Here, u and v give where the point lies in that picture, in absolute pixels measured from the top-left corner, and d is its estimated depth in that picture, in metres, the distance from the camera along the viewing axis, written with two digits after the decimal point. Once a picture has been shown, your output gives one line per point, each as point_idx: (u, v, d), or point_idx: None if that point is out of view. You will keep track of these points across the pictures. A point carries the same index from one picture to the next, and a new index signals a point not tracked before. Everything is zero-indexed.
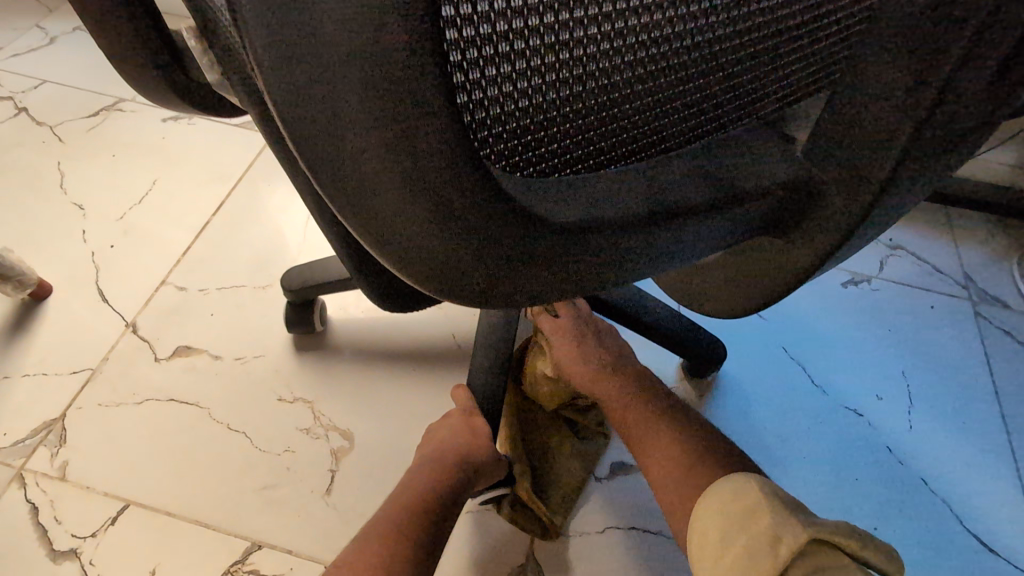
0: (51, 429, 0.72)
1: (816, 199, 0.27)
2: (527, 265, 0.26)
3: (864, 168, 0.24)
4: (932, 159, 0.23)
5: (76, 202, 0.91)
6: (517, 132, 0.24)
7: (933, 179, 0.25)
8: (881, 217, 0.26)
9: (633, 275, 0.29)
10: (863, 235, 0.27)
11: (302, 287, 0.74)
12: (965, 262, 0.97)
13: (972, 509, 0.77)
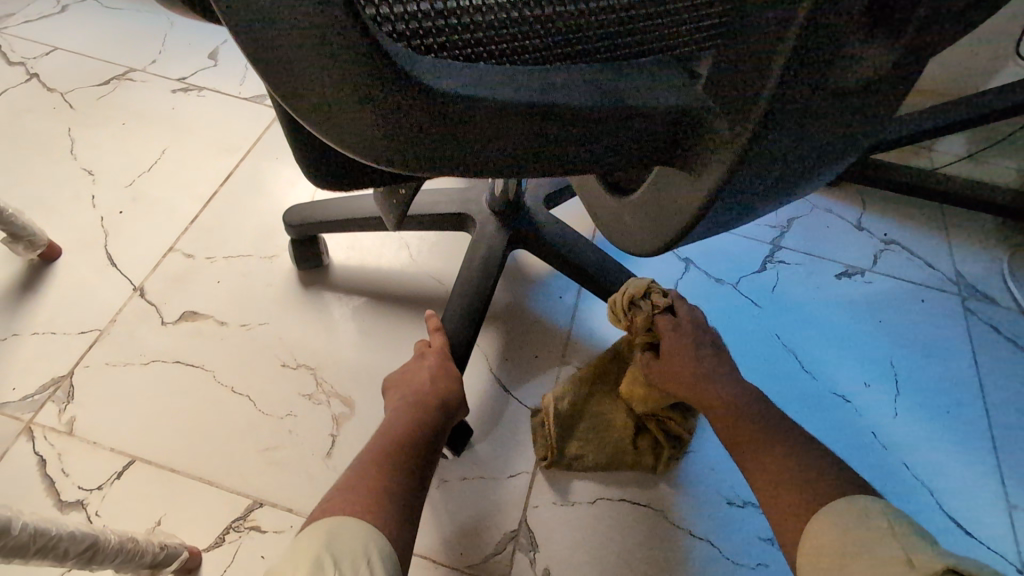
0: (60, 385, 0.74)
1: (700, 123, 0.30)
2: (414, 129, 0.30)
3: (739, 101, 0.26)
4: (801, 100, 0.25)
5: (86, 167, 0.92)
6: (417, 9, 0.28)
7: (830, 125, 0.27)
8: (767, 160, 0.28)
9: (522, 162, 0.33)
10: (749, 175, 0.29)
11: (301, 224, 0.78)
12: (958, 261, 1.00)
13: (955, 495, 0.79)
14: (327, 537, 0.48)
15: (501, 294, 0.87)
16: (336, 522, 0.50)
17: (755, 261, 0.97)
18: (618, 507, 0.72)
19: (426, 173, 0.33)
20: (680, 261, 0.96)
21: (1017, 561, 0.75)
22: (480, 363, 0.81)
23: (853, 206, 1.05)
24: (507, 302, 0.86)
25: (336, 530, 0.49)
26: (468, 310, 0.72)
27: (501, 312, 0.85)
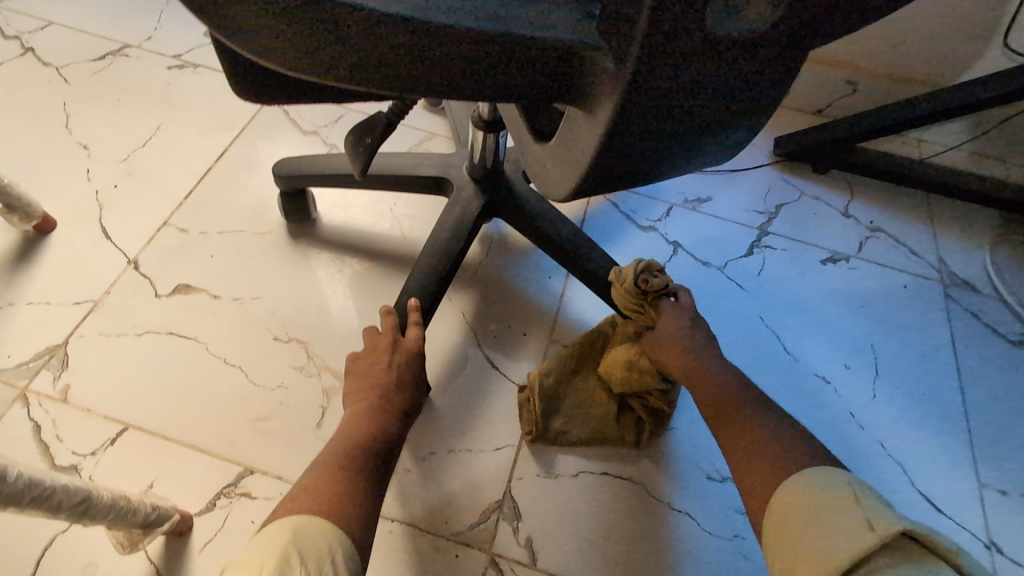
0: (54, 354, 0.75)
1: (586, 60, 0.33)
2: (337, 47, 0.32)
3: (619, 38, 0.30)
4: (668, 36, 0.29)
5: (81, 141, 0.93)
6: None
7: (698, 56, 0.31)
8: (645, 92, 0.32)
9: (436, 83, 0.35)
10: (634, 108, 0.33)
11: (291, 174, 0.80)
12: (941, 249, 1.01)
13: (928, 474, 0.82)
14: (292, 536, 0.47)
15: (473, 256, 0.89)
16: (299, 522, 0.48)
17: (742, 246, 0.99)
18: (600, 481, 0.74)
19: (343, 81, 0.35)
20: (668, 244, 0.97)
21: (986, 538, 0.77)
22: (445, 324, 0.83)
23: (841, 194, 1.07)
24: (478, 265, 0.88)
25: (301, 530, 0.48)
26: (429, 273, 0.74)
27: (472, 275, 0.87)
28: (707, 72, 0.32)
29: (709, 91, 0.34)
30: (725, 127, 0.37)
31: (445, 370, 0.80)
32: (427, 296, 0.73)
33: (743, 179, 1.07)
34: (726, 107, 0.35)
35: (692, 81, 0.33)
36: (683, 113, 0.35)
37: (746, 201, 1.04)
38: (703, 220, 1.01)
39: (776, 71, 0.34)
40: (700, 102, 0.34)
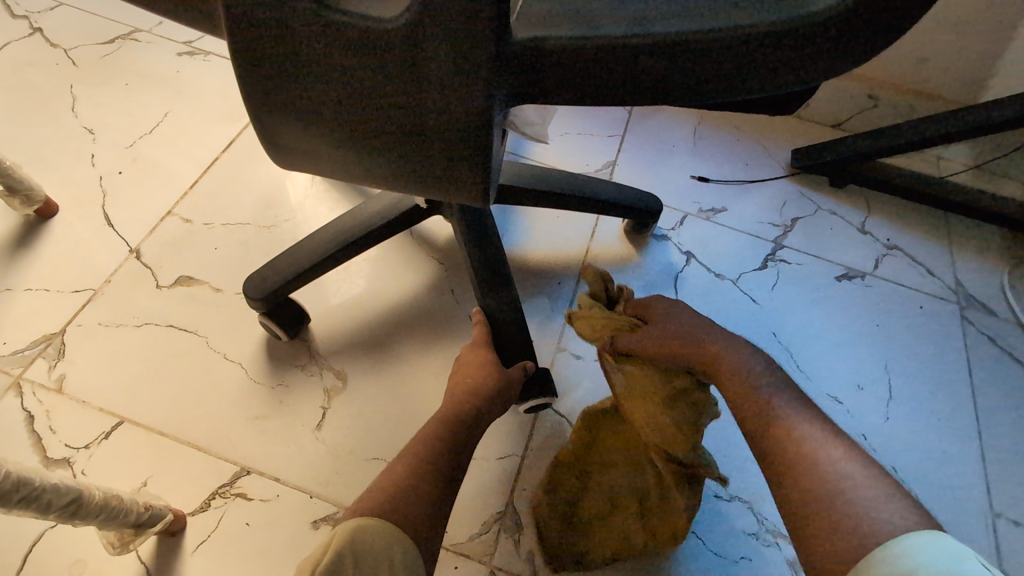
0: (51, 342, 0.73)
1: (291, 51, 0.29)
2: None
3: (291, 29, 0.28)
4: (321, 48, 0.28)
5: (86, 126, 0.91)
6: None
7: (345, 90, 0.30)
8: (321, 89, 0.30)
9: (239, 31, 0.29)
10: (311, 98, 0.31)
11: None
12: (959, 270, 0.99)
13: (939, 501, 0.80)
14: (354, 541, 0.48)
15: (421, 235, 0.86)
16: (361, 519, 0.49)
17: (756, 259, 0.97)
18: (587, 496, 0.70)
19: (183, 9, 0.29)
20: (681, 254, 0.95)
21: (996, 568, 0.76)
22: (361, 313, 0.80)
23: (858, 210, 1.05)
24: (431, 246, 0.85)
25: (360, 529, 0.48)
26: (338, 248, 0.72)
27: (422, 256, 0.85)
28: (357, 76, 0.29)
29: (378, 101, 0.30)
30: (439, 157, 0.33)
31: (358, 353, 0.77)
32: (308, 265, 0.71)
33: (759, 190, 1.05)
34: (416, 128, 0.32)
35: (349, 83, 0.30)
36: (371, 123, 0.32)
37: (763, 213, 1.02)
38: (717, 231, 0.99)
39: (465, 96, 0.30)
40: (378, 112, 0.31)
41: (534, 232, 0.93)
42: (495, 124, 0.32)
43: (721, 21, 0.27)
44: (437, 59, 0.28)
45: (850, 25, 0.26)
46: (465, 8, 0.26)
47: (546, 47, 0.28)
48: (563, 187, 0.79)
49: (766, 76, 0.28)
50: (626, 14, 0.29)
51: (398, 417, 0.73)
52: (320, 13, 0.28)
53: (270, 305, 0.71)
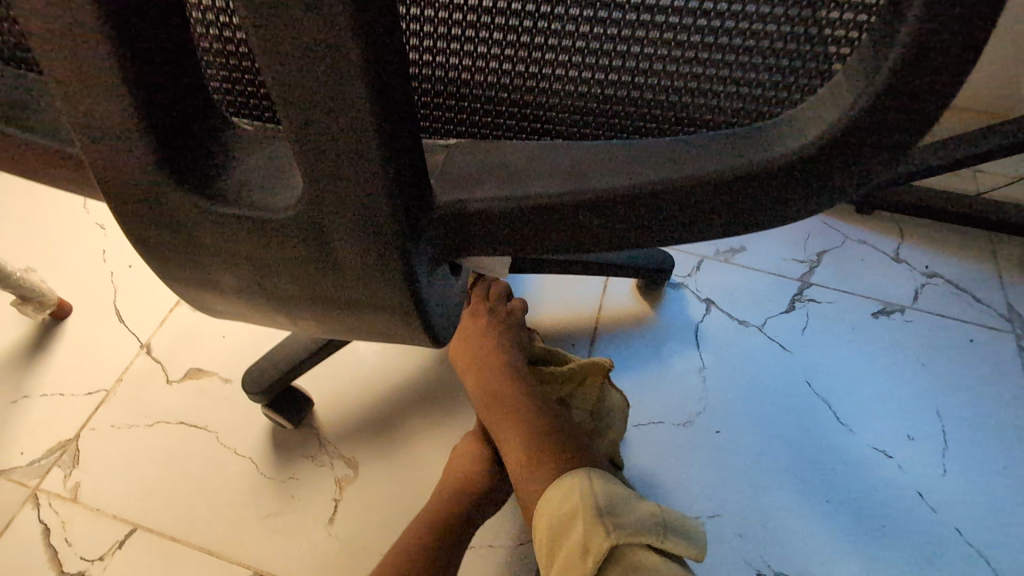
0: (65, 449, 0.73)
1: (174, 237, 0.25)
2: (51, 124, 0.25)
3: (161, 207, 0.24)
4: (204, 228, 0.25)
5: (96, 220, 0.93)
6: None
7: (239, 261, 0.26)
8: (211, 259, 0.26)
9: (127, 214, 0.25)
10: (206, 270, 0.27)
11: None
12: (1010, 295, 0.91)
13: (1015, 566, 0.71)
14: None
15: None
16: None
17: (782, 301, 0.91)
18: None
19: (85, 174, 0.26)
20: (700, 301, 0.91)
21: None
22: (369, 394, 0.78)
23: (890, 237, 0.98)
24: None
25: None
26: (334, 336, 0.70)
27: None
28: (260, 258, 0.26)
29: (291, 280, 0.27)
30: (367, 319, 0.29)
31: (368, 440, 0.75)
32: (306, 354, 0.69)
33: (780, 225, 0.99)
34: (336, 298, 0.27)
35: (255, 266, 0.26)
36: (293, 296, 0.28)
37: (786, 250, 0.96)
38: (737, 273, 0.94)
39: (380, 268, 0.25)
40: (295, 289, 0.27)
41: (543, 293, 0.91)
42: (427, 285, 0.28)
43: (673, 171, 0.23)
44: (341, 237, 0.24)
45: (830, 168, 0.21)
46: (363, 190, 0.23)
47: (469, 211, 0.25)
48: (565, 251, 0.77)
49: (736, 217, 0.24)
50: (563, 159, 0.25)
51: (410, 505, 0.70)
52: (205, 207, 0.24)
53: (271, 398, 0.70)
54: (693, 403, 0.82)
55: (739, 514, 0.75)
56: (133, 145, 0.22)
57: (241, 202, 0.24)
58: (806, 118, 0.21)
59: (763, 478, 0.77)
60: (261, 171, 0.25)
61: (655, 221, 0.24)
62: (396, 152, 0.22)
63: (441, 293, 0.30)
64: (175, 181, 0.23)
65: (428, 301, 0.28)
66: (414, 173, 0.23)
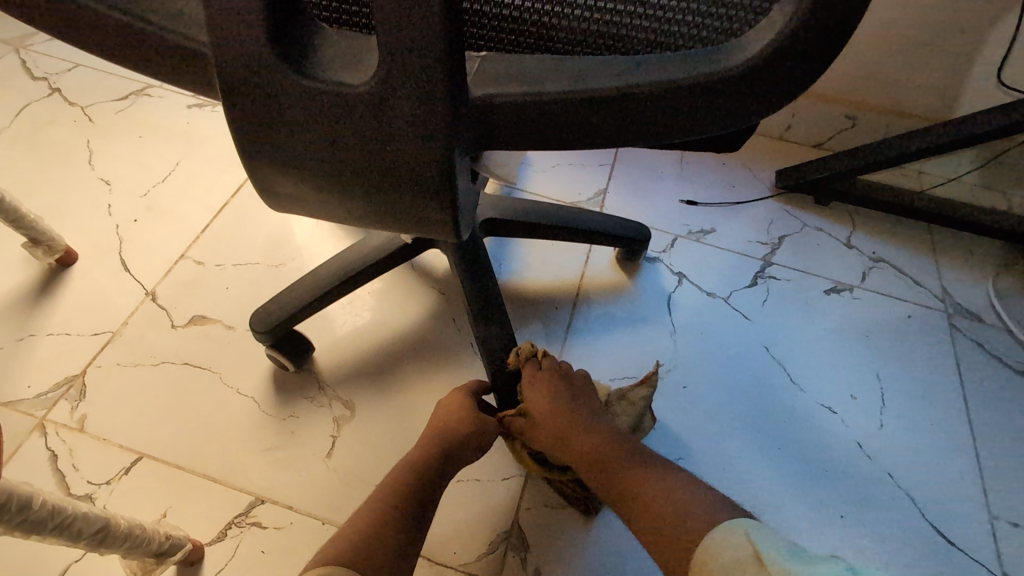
0: (72, 384, 0.77)
1: (263, 113, 0.31)
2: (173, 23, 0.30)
3: (259, 84, 0.29)
4: (289, 108, 0.30)
5: (103, 177, 0.97)
6: None
7: (310, 139, 0.32)
8: (286, 139, 0.32)
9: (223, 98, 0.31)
10: (279, 152, 0.33)
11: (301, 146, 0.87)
12: (944, 279, 1.02)
13: (939, 507, 0.81)
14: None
15: (421, 266, 0.91)
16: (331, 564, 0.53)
17: (746, 276, 1.00)
18: (586, 507, 0.72)
19: (182, 74, 0.32)
20: (673, 274, 0.99)
21: (997, 569, 0.76)
22: (366, 343, 0.84)
23: (843, 225, 1.08)
24: (430, 278, 0.89)
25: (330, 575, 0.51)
26: (338, 283, 0.75)
27: (422, 286, 0.89)
28: (334, 135, 0.32)
29: (354, 158, 0.33)
30: (406, 200, 0.35)
31: (365, 384, 0.80)
32: (313, 296, 0.75)
33: (746, 210, 1.09)
34: (384, 177, 0.34)
35: (329, 143, 0.32)
36: (349, 175, 0.34)
37: (750, 232, 1.06)
38: (706, 251, 1.03)
39: (424, 148, 0.32)
40: (358, 167, 0.33)
41: (529, 261, 0.98)
42: (460, 174, 0.34)
43: (654, 76, 0.31)
44: (400, 120, 0.30)
45: (767, 74, 0.29)
46: (423, 74, 0.28)
47: (497, 104, 0.31)
48: (551, 217, 0.84)
49: (700, 114, 0.32)
50: (571, 68, 0.32)
51: (403, 442, 0.76)
52: (301, 83, 0.29)
53: (275, 338, 0.75)
54: (664, 362, 0.90)
55: (702, 459, 0.83)
56: (244, 29, 0.27)
57: (325, 79, 0.30)
58: (754, 38, 0.29)
59: (723, 429, 0.85)
60: (343, 56, 0.31)
61: (639, 116, 0.32)
62: (453, 46, 0.28)
63: (466, 189, 0.37)
64: (279, 56, 0.28)
65: (460, 188, 0.35)
66: (460, 65, 0.29)
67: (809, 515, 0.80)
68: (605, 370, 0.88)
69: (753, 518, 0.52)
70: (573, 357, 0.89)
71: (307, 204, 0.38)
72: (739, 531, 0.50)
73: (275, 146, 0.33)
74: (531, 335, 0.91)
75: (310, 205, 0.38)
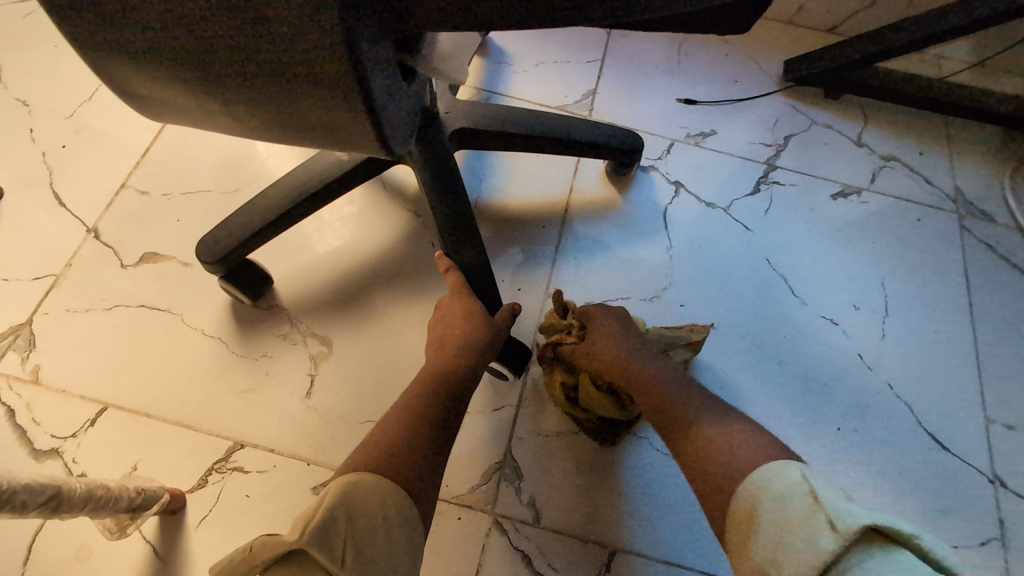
0: (19, 334, 0.71)
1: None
2: None
3: None
4: None
5: (19, 97, 0.85)
6: None
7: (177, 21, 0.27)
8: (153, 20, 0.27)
9: None
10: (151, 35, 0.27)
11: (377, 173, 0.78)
12: (958, 176, 0.95)
13: (936, 416, 0.79)
14: (345, 493, 0.46)
15: (393, 184, 0.82)
16: (354, 476, 0.48)
17: (747, 183, 0.92)
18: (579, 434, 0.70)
19: None
20: (669, 184, 0.91)
21: (990, 472, 0.76)
22: (338, 273, 0.77)
23: (854, 121, 0.99)
24: (403, 197, 0.81)
25: (353, 487, 0.47)
26: (291, 209, 0.67)
27: (395, 208, 0.80)
28: (201, 8, 0.26)
29: (232, 39, 0.27)
30: (312, 97, 0.30)
31: (339, 319, 0.74)
32: (262, 223, 0.66)
33: (748, 108, 0.99)
34: (275, 69, 0.29)
35: (199, 20, 0.27)
36: (244, 73, 0.29)
37: (753, 133, 0.96)
38: (706, 156, 0.94)
39: (315, 28, 0.27)
40: (240, 54, 0.28)
41: (511, 176, 0.89)
42: (372, 69, 0.29)
43: None
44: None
45: None
46: None
47: None
48: (531, 124, 0.75)
49: None
50: None
51: (385, 377, 0.72)
52: None
53: (229, 269, 0.68)
54: (661, 279, 0.85)
55: (699, 380, 0.80)
56: None
57: None
58: None
59: (721, 346, 0.82)
60: None
61: None
62: None
63: (391, 89, 0.33)
64: None
65: (376, 85, 0.30)
66: None
67: (805, 430, 0.78)
68: (596, 293, 0.83)
69: (751, 450, 0.49)
70: (562, 280, 0.83)
71: (219, 82, 0.30)
72: (791, 468, 0.45)
73: (150, 22, 0.27)
74: (515, 259, 0.84)
75: (225, 88, 0.30)
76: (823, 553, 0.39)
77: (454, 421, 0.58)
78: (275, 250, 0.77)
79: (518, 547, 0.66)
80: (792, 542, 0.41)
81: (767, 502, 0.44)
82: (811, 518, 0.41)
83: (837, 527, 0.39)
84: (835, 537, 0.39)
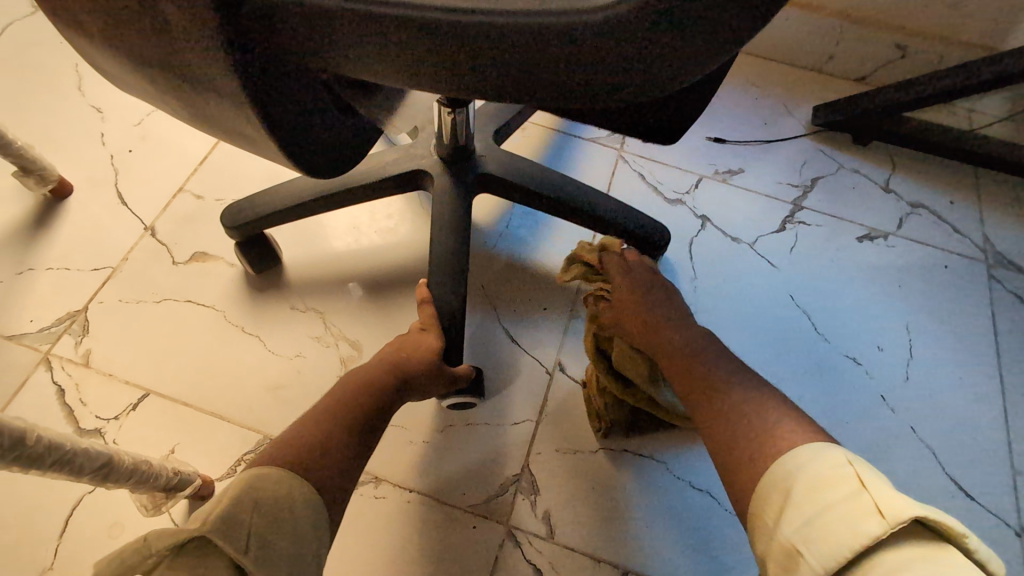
0: (75, 319, 0.76)
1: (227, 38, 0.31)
2: None
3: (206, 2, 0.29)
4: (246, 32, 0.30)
5: (93, 104, 0.92)
6: None
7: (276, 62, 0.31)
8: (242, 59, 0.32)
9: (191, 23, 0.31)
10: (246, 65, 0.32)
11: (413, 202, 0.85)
12: (988, 227, 0.96)
13: (959, 461, 0.78)
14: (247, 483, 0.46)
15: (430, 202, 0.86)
16: (260, 469, 0.47)
17: (774, 220, 0.94)
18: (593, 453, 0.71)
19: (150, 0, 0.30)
20: (695, 218, 0.94)
21: (1017, 525, 0.74)
22: (370, 280, 0.80)
23: (882, 167, 1.01)
24: None
25: (257, 478, 0.46)
26: (309, 198, 0.72)
27: None
28: None
29: None
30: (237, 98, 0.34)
31: (369, 324, 0.77)
32: (275, 203, 0.72)
33: (778, 149, 1.01)
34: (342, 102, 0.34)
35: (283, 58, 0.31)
36: None
37: (780, 173, 0.99)
38: (733, 193, 0.96)
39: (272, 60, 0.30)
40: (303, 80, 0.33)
41: (527, 235, 0.85)
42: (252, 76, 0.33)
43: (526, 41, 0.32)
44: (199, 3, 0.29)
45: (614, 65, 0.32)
46: None
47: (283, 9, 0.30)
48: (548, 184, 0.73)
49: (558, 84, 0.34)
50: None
51: None
52: None
53: (244, 235, 0.74)
54: None
55: None
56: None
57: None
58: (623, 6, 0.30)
59: None
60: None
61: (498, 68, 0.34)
62: None
63: (283, 99, 0.36)
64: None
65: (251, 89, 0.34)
66: None
67: None
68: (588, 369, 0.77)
69: None
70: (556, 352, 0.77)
71: None
72: (834, 451, 0.44)
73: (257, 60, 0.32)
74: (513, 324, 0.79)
75: None
76: (863, 537, 0.38)
77: (374, 437, 0.57)
78: (315, 256, 0.81)
79: (530, 559, 0.66)
80: (828, 521, 0.40)
81: (806, 479, 0.43)
82: (857, 502, 0.40)
83: (886, 514, 0.38)
84: (881, 524, 0.38)
